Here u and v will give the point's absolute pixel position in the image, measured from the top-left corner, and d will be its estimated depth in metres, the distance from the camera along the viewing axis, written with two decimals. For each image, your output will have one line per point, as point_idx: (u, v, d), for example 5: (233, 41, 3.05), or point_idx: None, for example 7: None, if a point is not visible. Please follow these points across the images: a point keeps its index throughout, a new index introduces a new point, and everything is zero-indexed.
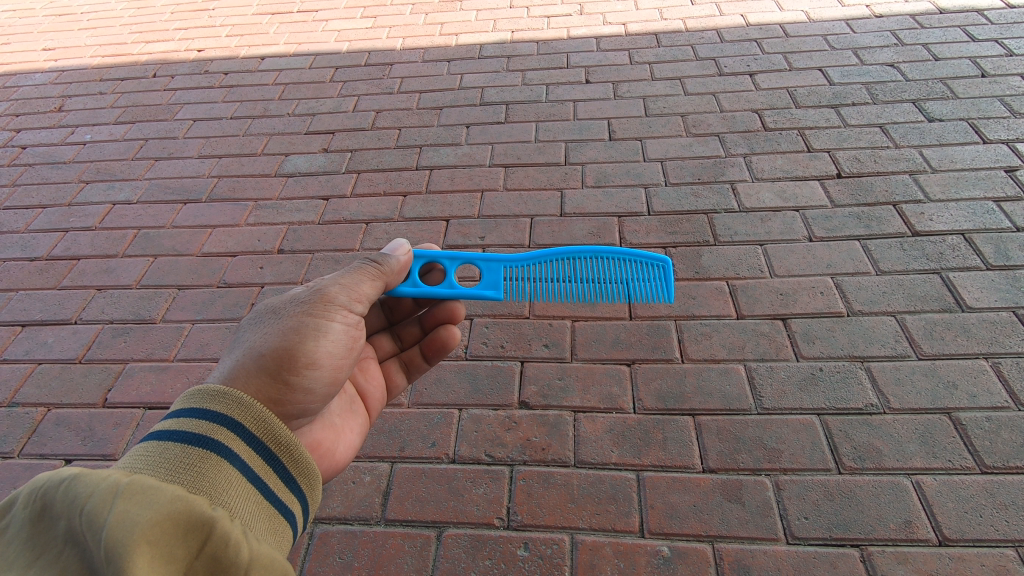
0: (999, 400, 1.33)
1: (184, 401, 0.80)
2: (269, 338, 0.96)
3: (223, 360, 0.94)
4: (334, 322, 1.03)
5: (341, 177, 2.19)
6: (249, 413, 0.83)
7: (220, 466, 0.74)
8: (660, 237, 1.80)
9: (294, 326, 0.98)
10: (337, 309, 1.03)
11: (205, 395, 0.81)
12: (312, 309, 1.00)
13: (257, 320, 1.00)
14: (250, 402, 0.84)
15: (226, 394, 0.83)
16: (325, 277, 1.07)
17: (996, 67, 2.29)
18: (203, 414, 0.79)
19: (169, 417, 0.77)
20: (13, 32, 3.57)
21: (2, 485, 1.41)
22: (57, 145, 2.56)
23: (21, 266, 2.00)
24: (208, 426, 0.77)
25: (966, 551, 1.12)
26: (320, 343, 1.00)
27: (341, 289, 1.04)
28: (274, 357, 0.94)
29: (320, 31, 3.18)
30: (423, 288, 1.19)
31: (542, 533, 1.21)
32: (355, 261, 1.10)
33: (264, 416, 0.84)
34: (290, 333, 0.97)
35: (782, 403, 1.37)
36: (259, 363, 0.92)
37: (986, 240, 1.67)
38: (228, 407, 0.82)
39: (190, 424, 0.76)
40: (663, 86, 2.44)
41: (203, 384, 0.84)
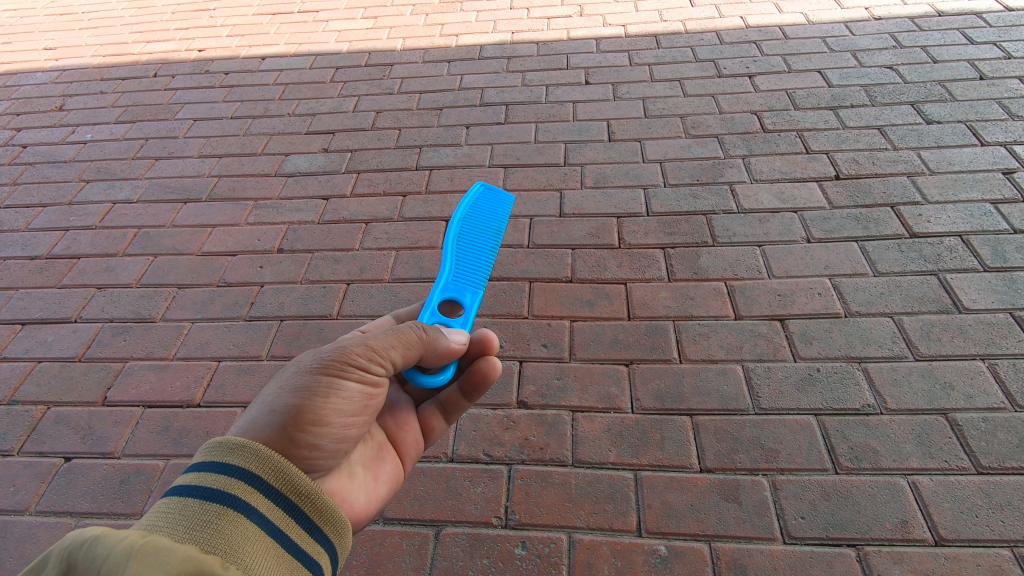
0: (995, 401, 1.34)
1: (205, 453, 0.78)
2: (280, 395, 0.90)
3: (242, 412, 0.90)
4: (349, 381, 0.95)
5: (340, 177, 2.20)
6: (268, 464, 0.80)
7: (238, 523, 0.72)
8: (659, 238, 1.81)
9: (306, 384, 0.91)
10: (355, 370, 0.95)
11: (225, 446, 0.79)
12: (330, 368, 0.93)
13: (278, 372, 0.95)
14: (270, 453, 0.80)
15: (246, 446, 0.79)
16: (356, 334, 0.99)
17: (994, 70, 2.30)
18: (221, 467, 0.76)
19: (189, 471, 0.76)
20: (14, 32, 3.58)
21: (3, 482, 1.42)
22: (58, 145, 2.56)
23: (21, 265, 2.01)
24: (226, 481, 0.75)
25: (961, 551, 1.12)
26: (330, 402, 0.92)
27: (365, 351, 0.96)
28: (283, 414, 0.87)
29: (320, 32, 3.18)
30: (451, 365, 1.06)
31: (540, 531, 1.22)
32: (398, 324, 1.01)
33: (284, 467, 0.81)
34: (301, 392, 0.90)
35: (779, 404, 1.38)
36: (268, 420, 0.86)
37: (983, 242, 1.68)
38: (247, 459, 0.78)
39: (208, 478, 0.74)
40: (662, 87, 2.45)
41: (224, 433, 0.81)
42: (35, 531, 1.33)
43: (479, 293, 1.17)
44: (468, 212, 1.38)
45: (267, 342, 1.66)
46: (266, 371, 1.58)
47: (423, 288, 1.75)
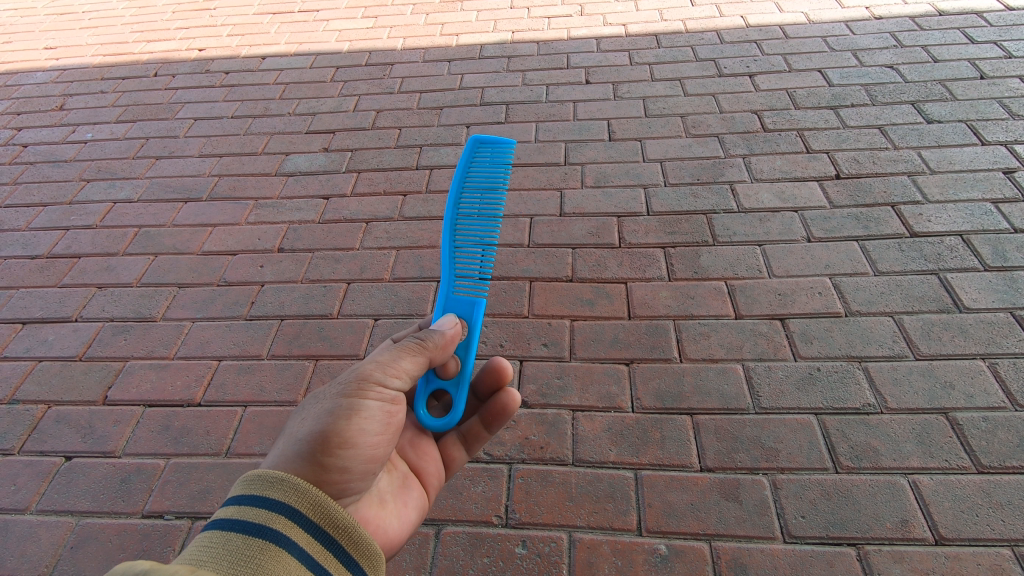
0: (994, 400, 1.34)
1: (246, 486, 0.82)
2: (306, 423, 0.94)
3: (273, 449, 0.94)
4: (369, 399, 0.98)
5: (341, 177, 2.20)
6: (305, 497, 0.83)
7: (278, 557, 0.76)
8: (659, 238, 1.81)
9: (328, 409, 0.95)
10: (372, 385, 0.99)
11: (266, 480, 0.83)
12: (347, 389, 0.97)
13: (302, 407, 1.00)
14: (307, 487, 0.84)
15: (285, 480, 0.83)
16: (365, 356, 1.04)
17: (995, 69, 2.30)
18: (263, 502, 0.80)
19: (232, 504, 0.80)
20: (14, 31, 3.58)
21: (3, 481, 1.42)
22: (58, 144, 2.56)
23: (22, 264, 2.01)
24: (267, 516, 0.79)
25: (962, 550, 1.13)
26: (353, 421, 0.95)
27: (376, 366, 1.01)
28: (310, 440, 0.91)
29: (321, 31, 3.18)
30: (463, 395, 1.11)
31: (540, 530, 1.22)
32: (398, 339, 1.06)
33: (321, 501, 0.84)
34: (325, 416, 0.94)
35: (779, 403, 1.38)
36: (297, 449, 0.90)
37: (983, 241, 1.68)
38: (286, 493, 0.82)
39: (251, 513, 0.79)
40: (663, 87, 2.45)
41: (266, 467, 0.86)
42: (35, 530, 1.33)
43: (479, 306, 1.20)
44: (461, 204, 1.33)
45: (268, 341, 1.66)
46: (266, 371, 1.58)
47: (423, 287, 1.76)
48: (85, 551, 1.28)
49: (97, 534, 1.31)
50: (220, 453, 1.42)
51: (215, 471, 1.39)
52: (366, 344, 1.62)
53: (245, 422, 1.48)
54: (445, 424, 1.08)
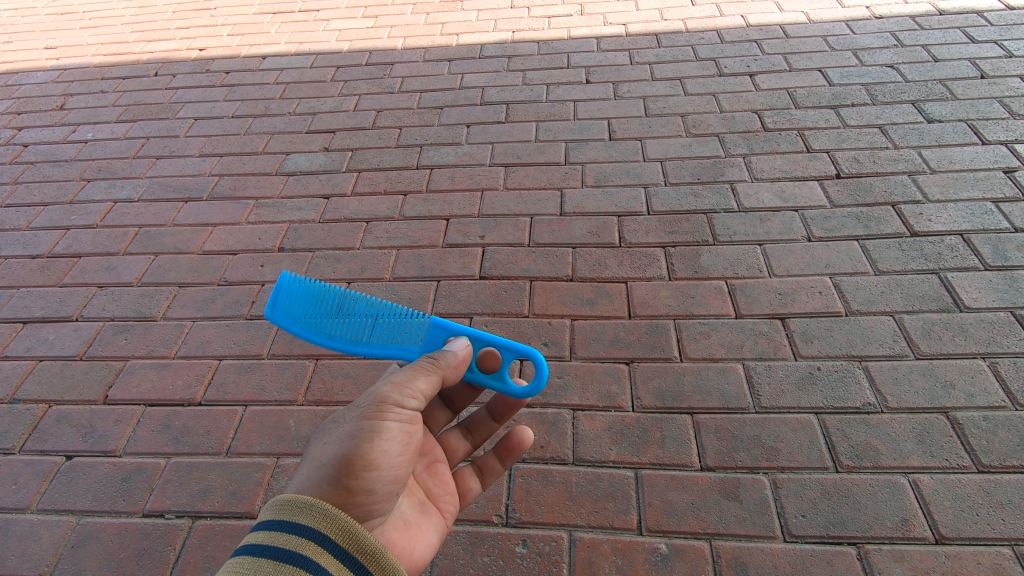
0: (995, 400, 1.33)
1: (276, 511, 0.84)
2: (329, 447, 0.93)
3: (296, 476, 0.94)
4: (388, 421, 0.97)
5: (341, 177, 2.20)
6: (333, 523, 0.84)
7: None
8: (659, 237, 1.81)
9: (350, 432, 0.95)
10: (390, 408, 0.98)
11: (296, 507, 0.85)
12: (366, 412, 0.97)
13: (322, 432, 0.99)
14: (335, 512, 0.86)
15: (314, 506, 0.85)
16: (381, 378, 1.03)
17: (995, 69, 2.30)
18: (293, 528, 0.82)
19: (263, 529, 0.82)
20: (15, 31, 3.59)
21: (4, 481, 1.42)
22: (59, 144, 2.56)
23: (23, 264, 2.01)
24: (297, 542, 0.80)
25: (962, 549, 1.13)
26: (376, 444, 0.95)
27: (393, 388, 0.99)
28: (334, 465, 0.91)
29: (321, 31, 3.18)
30: (520, 348, 1.04)
31: (541, 530, 1.23)
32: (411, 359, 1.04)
33: (349, 526, 0.85)
34: (347, 440, 0.94)
35: (779, 402, 1.38)
36: (321, 474, 0.91)
37: (984, 241, 1.68)
38: (315, 519, 0.84)
39: (282, 539, 0.81)
40: (663, 86, 2.45)
41: (296, 494, 0.88)
42: (35, 529, 1.33)
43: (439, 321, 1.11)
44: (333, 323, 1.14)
45: (268, 341, 1.66)
46: (266, 370, 1.58)
47: (423, 287, 1.76)
48: (86, 550, 1.28)
49: (98, 533, 1.31)
50: (221, 452, 1.42)
51: (216, 470, 1.39)
52: None
53: (246, 421, 1.48)
54: (537, 385, 1.03)
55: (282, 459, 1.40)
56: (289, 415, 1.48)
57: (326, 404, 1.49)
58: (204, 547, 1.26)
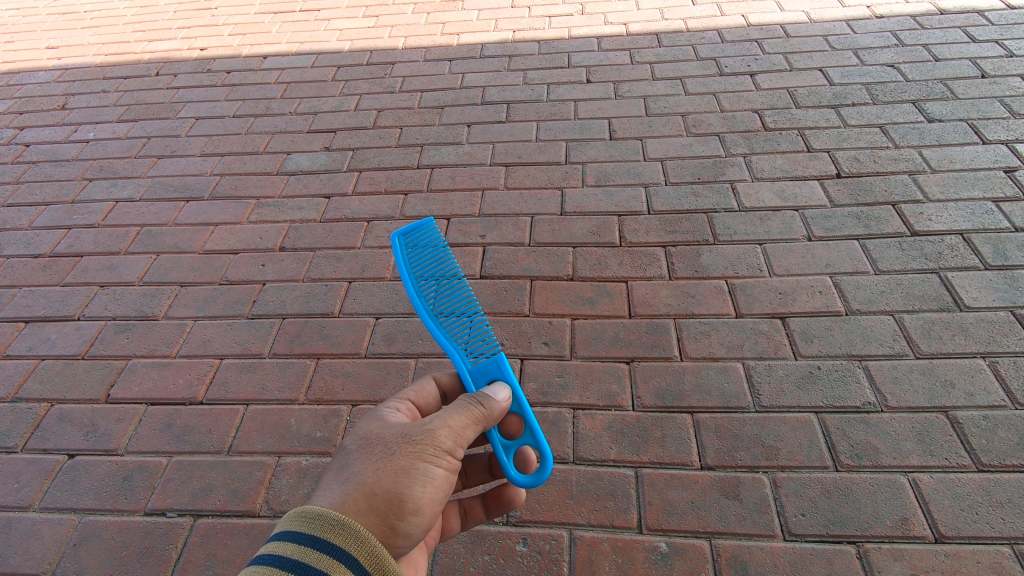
0: (995, 399, 1.34)
1: (304, 524, 0.76)
2: (382, 477, 0.86)
3: (328, 488, 0.84)
4: (438, 467, 0.92)
5: (342, 176, 2.20)
6: (364, 547, 0.76)
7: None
8: (660, 237, 1.81)
9: (404, 470, 0.88)
10: (443, 455, 0.92)
11: (326, 522, 0.77)
12: (421, 453, 0.90)
13: (364, 449, 0.90)
14: (367, 536, 0.78)
15: (345, 525, 0.77)
16: (433, 412, 0.96)
17: (996, 68, 2.30)
18: (322, 545, 0.74)
19: (290, 541, 0.74)
20: (17, 31, 3.59)
21: (7, 479, 1.43)
22: (61, 143, 2.57)
23: (25, 262, 2.02)
24: (328, 562, 0.73)
25: (961, 548, 1.13)
26: (426, 489, 0.89)
27: (450, 433, 0.93)
28: (386, 499, 0.85)
29: (322, 30, 3.18)
30: (543, 438, 1.01)
31: (541, 528, 1.23)
32: (461, 397, 0.98)
33: (379, 553, 0.77)
34: (401, 477, 0.87)
35: (779, 401, 1.38)
36: (370, 504, 0.83)
37: (984, 240, 1.68)
38: (346, 539, 0.76)
39: (312, 556, 0.72)
40: (663, 86, 2.45)
41: (320, 508, 0.79)
42: (38, 527, 1.33)
43: (502, 361, 1.06)
44: (426, 293, 1.21)
45: (269, 340, 1.66)
46: (267, 370, 1.59)
47: None
48: (88, 549, 1.28)
49: (100, 531, 1.31)
50: (222, 450, 1.43)
51: (217, 469, 1.39)
52: (367, 343, 1.62)
53: (246, 420, 1.48)
54: (535, 480, 0.99)
55: (283, 457, 1.40)
56: (290, 414, 1.48)
57: (326, 403, 1.49)
58: (206, 546, 1.26)
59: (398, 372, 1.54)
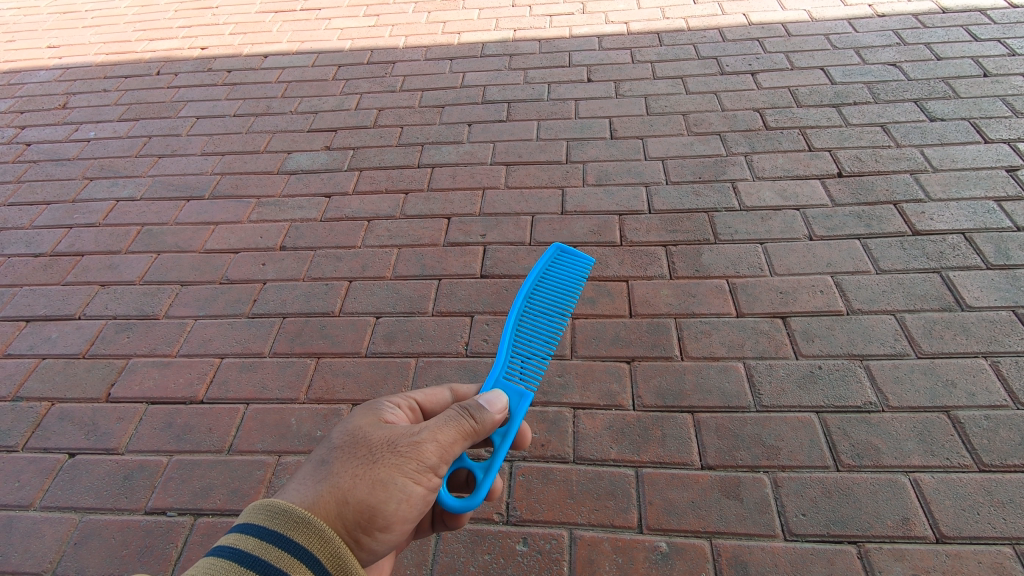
0: (997, 399, 1.33)
1: (268, 519, 0.72)
2: (356, 485, 0.85)
3: (300, 485, 0.83)
4: (418, 485, 0.90)
5: (343, 175, 2.20)
6: (328, 547, 0.73)
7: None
8: (660, 236, 1.81)
9: (382, 483, 0.87)
10: (426, 471, 0.90)
11: (290, 519, 0.73)
12: (403, 467, 0.88)
13: (347, 450, 0.89)
14: (332, 535, 0.74)
15: (310, 523, 0.74)
16: (423, 422, 0.94)
17: (998, 67, 2.29)
18: (285, 544, 0.71)
19: (252, 535, 0.70)
20: (18, 30, 3.59)
21: (7, 478, 1.43)
22: (62, 142, 2.57)
23: (26, 262, 2.02)
24: (288, 561, 0.69)
25: (963, 548, 1.12)
26: (399, 506, 0.88)
27: (436, 450, 0.91)
28: (357, 510, 0.83)
29: (323, 30, 3.18)
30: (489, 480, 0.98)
31: (541, 527, 1.23)
32: (453, 409, 0.96)
33: (342, 555, 0.73)
34: (377, 489, 0.86)
35: (780, 401, 1.37)
36: (339, 511, 0.82)
37: (986, 240, 1.67)
38: (309, 538, 0.73)
39: (273, 554, 0.69)
40: (665, 85, 2.44)
41: (285, 502, 0.76)
42: (38, 526, 1.33)
43: (527, 398, 1.09)
44: (535, 292, 1.32)
45: (269, 339, 1.66)
46: (267, 369, 1.59)
47: (425, 285, 1.76)
48: (89, 547, 1.28)
49: (100, 530, 1.31)
50: (222, 449, 1.43)
51: (217, 468, 1.39)
52: (367, 342, 1.62)
53: (246, 420, 1.48)
54: (453, 505, 0.95)
55: (283, 457, 1.40)
56: (290, 413, 1.48)
57: (327, 402, 1.49)
58: (205, 545, 1.26)
59: (399, 371, 1.54)
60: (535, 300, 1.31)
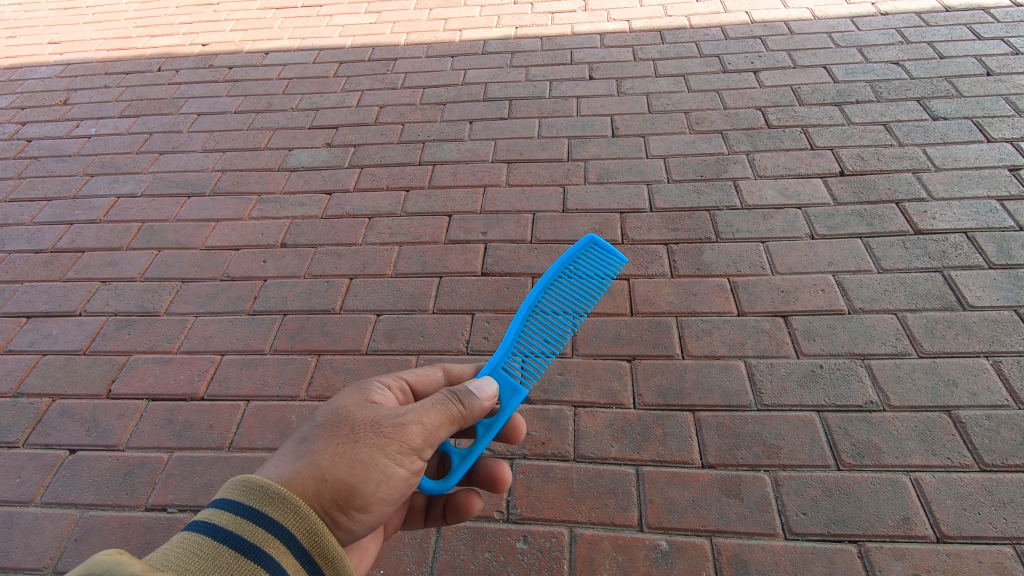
0: (999, 399, 1.33)
1: (244, 494, 0.74)
2: (335, 464, 0.85)
3: (280, 462, 0.84)
4: (399, 468, 0.90)
5: (344, 172, 2.20)
6: (304, 524, 0.75)
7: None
8: (662, 235, 1.80)
9: (362, 463, 0.87)
10: (409, 454, 0.90)
11: (267, 495, 0.75)
12: (385, 449, 0.88)
13: (330, 429, 0.89)
14: (308, 512, 0.76)
15: (286, 500, 0.75)
16: (410, 404, 0.94)
17: (1002, 66, 2.28)
18: (261, 520, 0.73)
19: (227, 511, 0.72)
20: (19, 26, 3.59)
21: (8, 474, 1.43)
22: (63, 139, 2.57)
23: (27, 258, 2.02)
24: (263, 537, 0.71)
25: (964, 548, 1.12)
26: (379, 488, 0.88)
27: (421, 433, 0.91)
28: (334, 488, 0.83)
29: (324, 26, 3.17)
30: (461, 468, 1.02)
31: (542, 526, 1.23)
32: (443, 392, 0.96)
33: (318, 531, 0.76)
34: (356, 469, 0.86)
35: (781, 400, 1.37)
36: (316, 490, 0.82)
37: (988, 239, 1.67)
38: (285, 514, 0.75)
39: (248, 529, 0.71)
40: (666, 83, 2.44)
41: (260, 476, 0.77)
42: (38, 522, 1.34)
43: (520, 393, 1.06)
44: (561, 278, 1.24)
45: (270, 336, 1.66)
46: (268, 366, 1.59)
47: (426, 283, 1.76)
48: (89, 543, 1.29)
49: (100, 526, 1.31)
50: (222, 446, 1.43)
51: (218, 465, 1.40)
52: (368, 340, 1.62)
53: (247, 417, 1.48)
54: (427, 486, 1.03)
55: None
56: (291, 410, 1.48)
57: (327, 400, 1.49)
58: None
59: (399, 368, 1.54)
60: (558, 287, 1.24)
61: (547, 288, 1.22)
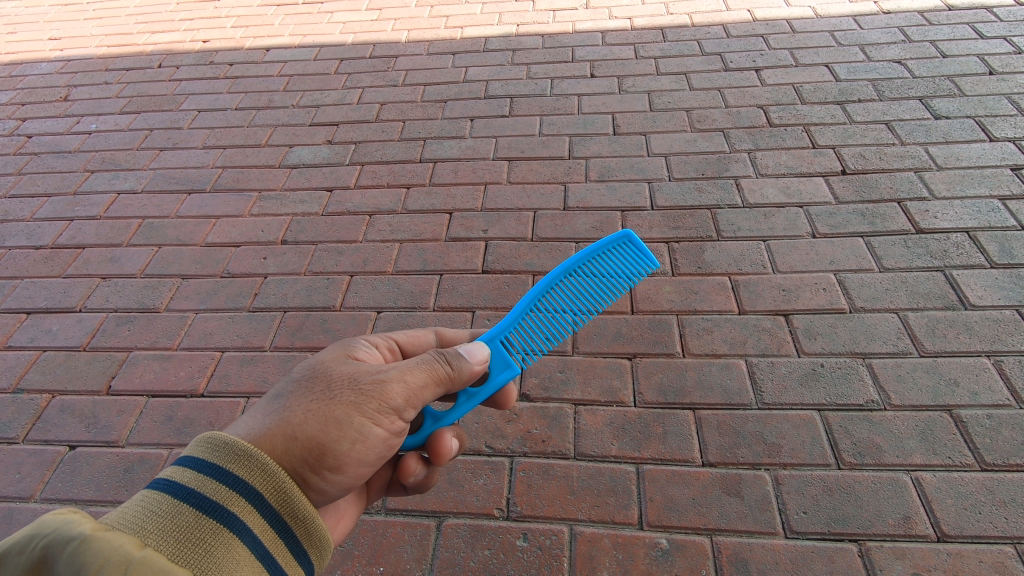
0: (1000, 398, 1.33)
1: (208, 451, 0.72)
2: (307, 420, 0.84)
3: (250, 420, 0.83)
4: (377, 427, 0.90)
5: (344, 169, 2.19)
6: (270, 481, 0.74)
7: (230, 544, 0.68)
8: (663, 233, 1.80)
9: (337, 421, 0.86)
10: (388, 413, 0.90)
11: (230, 453, 0.73)
12: (362, 408, 0.88)
13: (304, 387, 0.88)
14: (275, 470, 0.75)
15: (252, 457, 0.74)
16: (392, 364, 0.94)
17: (1004, 65, 2.28)
18: (224, 478, 0.71)
19: (189, 468, 0.70)
20: (19, 21, 3.58)
21: (8, 470, 1.43)
22: (63, 135, 2.57)
23: (27, 254, 2.02)
24: (226, 494, 0.70)
25: (965, 547, 1.12)
26: (354, 447, 0.87)
27: (402, 393, 0.91)
28: (305, 446, 0.82)
29: (325, 23, 3.17)
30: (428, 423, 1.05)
31: (542, 523, 1.23)
32: (429, 353, 0.97)
33: (287, 490, 0.75)
34: (330, 426, 0.85)
35: (782, 399, 1.37)
36: (286, 448, 0.80)
37: (990, 239, 1.66)
38: (251, 472, 0.73)
39: (211, 487, 0.69)
40: (668, 81, 2.43)
41: (226, 434, 0.75)
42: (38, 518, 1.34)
43: (510, 370, 1.07)
44: (584, 267, 1.19)
45: (270, 333, 1.66)
46: (268, 363, 1.59)
47: (426, 280, 1.75)
48: None
49: None
50: None
51: None
52: None
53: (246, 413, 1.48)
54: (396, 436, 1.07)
55: None
56: None
57: None
58: None
59: None
60: (580, 275, 1.19)
61: (562, 276, 1.18)
